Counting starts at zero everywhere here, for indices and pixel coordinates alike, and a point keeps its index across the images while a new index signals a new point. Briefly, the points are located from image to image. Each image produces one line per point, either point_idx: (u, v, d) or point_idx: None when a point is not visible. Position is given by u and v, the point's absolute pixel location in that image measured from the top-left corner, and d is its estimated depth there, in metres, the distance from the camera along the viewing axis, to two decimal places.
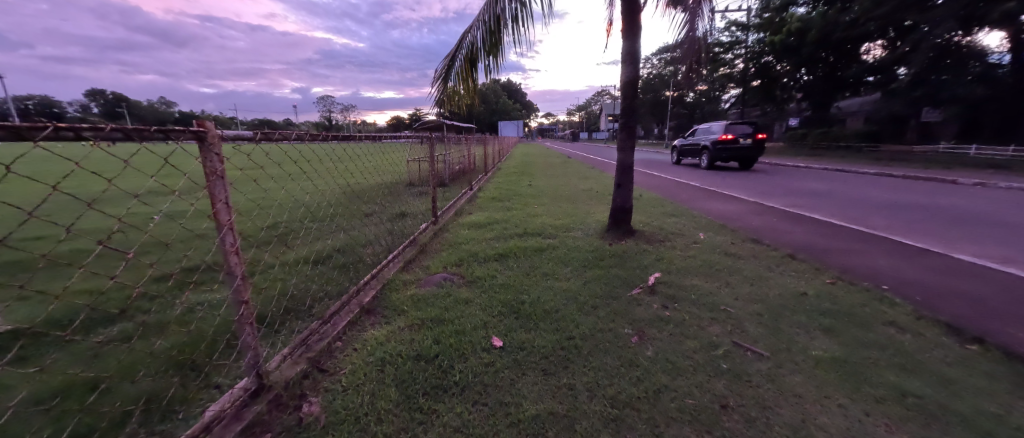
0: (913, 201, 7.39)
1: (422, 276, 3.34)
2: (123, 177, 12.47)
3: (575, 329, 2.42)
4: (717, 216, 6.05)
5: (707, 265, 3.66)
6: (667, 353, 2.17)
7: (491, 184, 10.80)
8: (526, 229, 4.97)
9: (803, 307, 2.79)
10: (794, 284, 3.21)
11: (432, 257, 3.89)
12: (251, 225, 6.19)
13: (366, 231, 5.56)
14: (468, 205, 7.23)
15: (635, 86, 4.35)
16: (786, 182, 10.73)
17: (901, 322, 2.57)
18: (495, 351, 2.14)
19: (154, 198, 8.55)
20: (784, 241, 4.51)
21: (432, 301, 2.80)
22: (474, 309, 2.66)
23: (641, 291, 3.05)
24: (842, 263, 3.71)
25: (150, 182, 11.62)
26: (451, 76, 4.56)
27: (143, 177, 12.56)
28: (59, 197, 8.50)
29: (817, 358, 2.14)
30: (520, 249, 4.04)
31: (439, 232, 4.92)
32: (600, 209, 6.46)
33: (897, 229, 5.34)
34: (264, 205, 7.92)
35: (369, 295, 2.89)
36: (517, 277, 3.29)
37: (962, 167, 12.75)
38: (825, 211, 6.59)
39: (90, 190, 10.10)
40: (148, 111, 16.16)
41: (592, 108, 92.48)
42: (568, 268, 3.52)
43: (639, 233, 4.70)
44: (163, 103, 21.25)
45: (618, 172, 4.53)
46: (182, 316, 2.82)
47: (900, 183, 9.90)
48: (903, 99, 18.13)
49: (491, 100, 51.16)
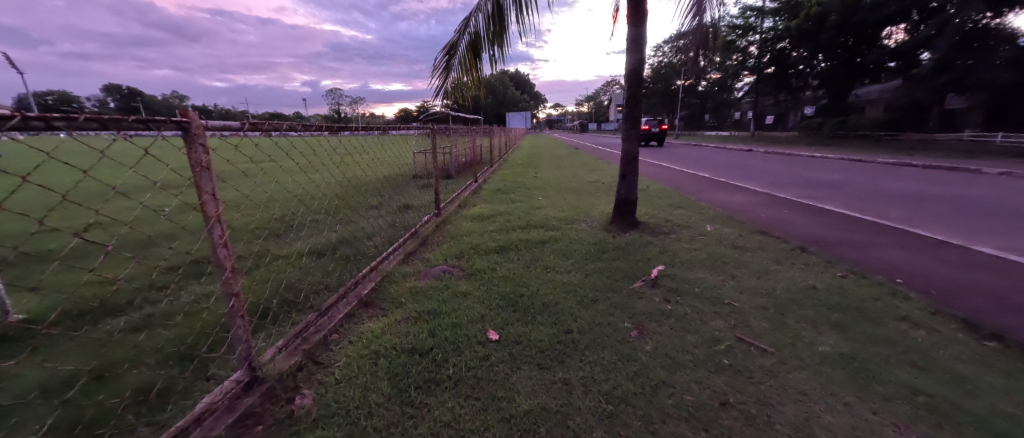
0: (935, 192, 7.08)
1: (423, 268, 3.33)
2: (138, 170, 12.76)
3: (573, 322, 2.38)
4: (725, 207, 5.91)
5: (712, 257, 3.58)
6: (666, 348, 2.11)
7: (496, 176, 10.77)
8: (528, 221, 4.90)
9: (810, 300, 2.70)
10: (803, 277, 3.10)
11: (433, 249, 3.88)
12: (259, 219, 6.28)
13: (370, 224, 5.57)
14: (472, 196, 7.22)
15: (640, 75, 4.23)
16: (802, 173, 10.38)
17: (914, 317, 2.47)
18: (491, 344, 2.11)
19: (165, 192, 8.71)
20: (794, 233, 4.37)
21: (430, 294, 2.77)
22: (472, 299, 2.66)
23: (643, 284, 2.99)
24: (856, 255, 3.58)
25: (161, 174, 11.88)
26: (454, 66, 4.42)
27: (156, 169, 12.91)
28: (75, 189, 8.75)
29: (823, 354, 2.06)
30: (522, 241, 4.01)
31: (441, 224, 4.90)
32: (605, 201, 6.39)
33: (912, 220, 5.19)
34: (272, 199, 8.03)
35: (369, 286, 2.90)
36: (516, 269, 3.26)
37: (985, 156, 12.31)
38: (841, 203, 6.35)
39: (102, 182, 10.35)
40: (162, 107, 16.42)
41: (600, 98, 91.48)
42: (569, 261, 3.48)
43: (644, 225, 4.60)
44: (177, 98, 21.57)
45: (622, 164, 4.44)
46: (187, 307, 2.87)
47: (920, 173, 9.52)
48: (926, 86, 17.45)
49: (498, 91, 50.78)
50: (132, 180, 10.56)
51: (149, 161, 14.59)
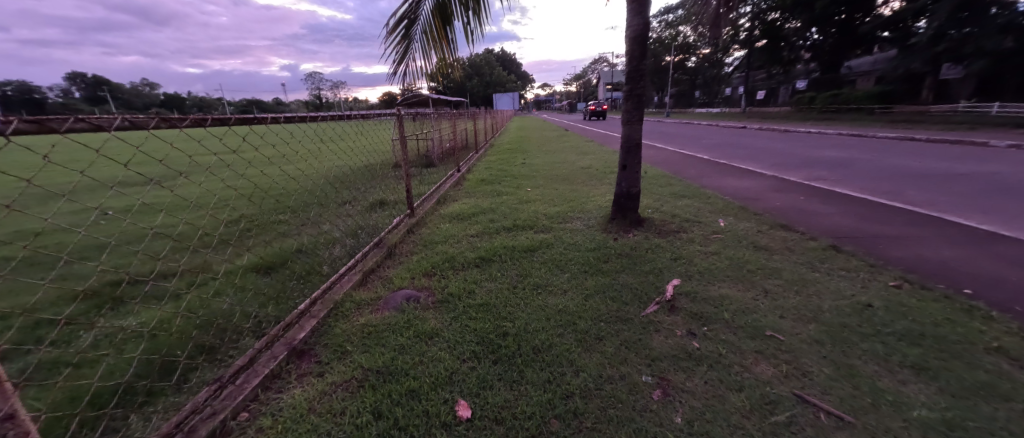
0: (950, 169, 6.60)
1: (383, 294, 2.66)
2: (102, 166, 11.97)
3: (574, 378, 1.76)
4: (733, 195, 5.33)
5: (733, 263, 2.99)
6: (704, 421, 1.51)
7: (482, 162, 10.07)
8: (514, 220, 4.27)
9: (870, 326, 2.12)
10: (849, 290, 2.53)
11: (399, 264, 3.21)
12: (213, 225, 5.57)
13: (336, 228, 4.88)
14: (454, 189, 6.55)
15: (643, 42, 3.55)
16: (804, 151, 9.83)
17: (1012, 348, 1.89)
18: (460, 429, 1.48)
19: (119, 193, 7.95)
20: (822, 227, 3.80)
21: (386, 337, 2.12)
22: (440, 344, 2.03)
23: (659, 309, 2.37)
24: (902, 257, 3.00)
25: (127, 170, 11.09)
26: (417, 34, 3.48)
27: (122, 162, 12.07)
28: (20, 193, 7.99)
29: (921, 423, 1.47)
30: (507, 249, 3.36)
31: (415, 227, 4.22)
32: (602, 190, 5.78)
33: (940, 204, 4.68)
34: (234, 198, 7.30)
35: (309, 325, 2.24)
36: (499, 291, 2.62)
37: (985, 128, 11.97)
38: (857, 186, 5.80)
39: (59, 181, 9.58)
40: (130, 96, 15.35)
41: (589, 77, 89.85)
42: (565, 276, 2.85)
43: (648, 221, 3.98)
44: (147, 86, 20.22)
45: (623, 151, 3.80)
46: (67, 362, 2.20)
47: (927, 148, 9.06)
48: (922, 56, 17.05)
49: (485, 71, 49.24)
50: (91, 178, 9.77)
51: (116, 156, 13.73)
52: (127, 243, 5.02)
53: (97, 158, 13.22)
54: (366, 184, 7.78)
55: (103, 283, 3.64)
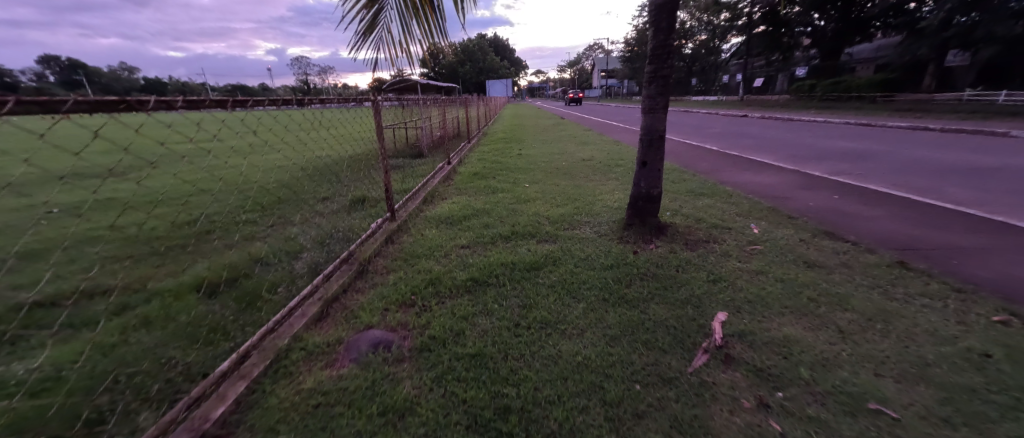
0: (980, 163, 6.11)
1: (345, 338, 2.02)
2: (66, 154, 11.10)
3: None
4: (757, 193, 4.75)
5: (786, 288, 2.41)
6: None
7: (476, 153, 9.42)
8: (513, 225, 3.65)
9: (1002, 390, 1.55)
10: (945, 328, 1.97)
11: (373, 289, 2.56)
12: (165, 226, 4.86)
13: (307, 232, 4.23)
14: (444, 184, 5.88)
15: (672, 10, 2.88)
16: (815, 141, 9.30)
17: None
18: None
19: (75, 185, 7.15)
20: (873, 235, 3.24)
21: (337, 417, 1.48)
22: (413, 431, 1.41)
23: (710, 361, 1.78)
24: (993, 279, 2.43)
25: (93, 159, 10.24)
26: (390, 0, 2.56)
27: (89, 151, 11.21)
28: None
29: None
30: (506, 268, 2.73)
31: (397, 233, 3.59)
32: (609, 187, 5.20)
33: (990, 204, 4.16)
34: (200, 191, 6.55)
35: (232, 393, 1.58)
36: (497, 333, 2.00)
37: (996, 117, 11.59)
38: (888, 181, 5.28)
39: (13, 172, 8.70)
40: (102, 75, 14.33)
41: (583, 63, 88.49)
42: (581, 308, 2.23)
43: (670, 227, 3.40)
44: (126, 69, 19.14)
45: (643, 146, 3.17)
46: None
47: (945, 138, 8.59)
48: (928, 42, 16.55)
49: (478, 57, 47.90)
50: (52, 168, 8.93)
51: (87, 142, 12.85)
52: (63, 247, 4.31)
53: (65, 146, 12.31)
54: (346, 177, 7.08)
55: (10, 304, 2.96)
